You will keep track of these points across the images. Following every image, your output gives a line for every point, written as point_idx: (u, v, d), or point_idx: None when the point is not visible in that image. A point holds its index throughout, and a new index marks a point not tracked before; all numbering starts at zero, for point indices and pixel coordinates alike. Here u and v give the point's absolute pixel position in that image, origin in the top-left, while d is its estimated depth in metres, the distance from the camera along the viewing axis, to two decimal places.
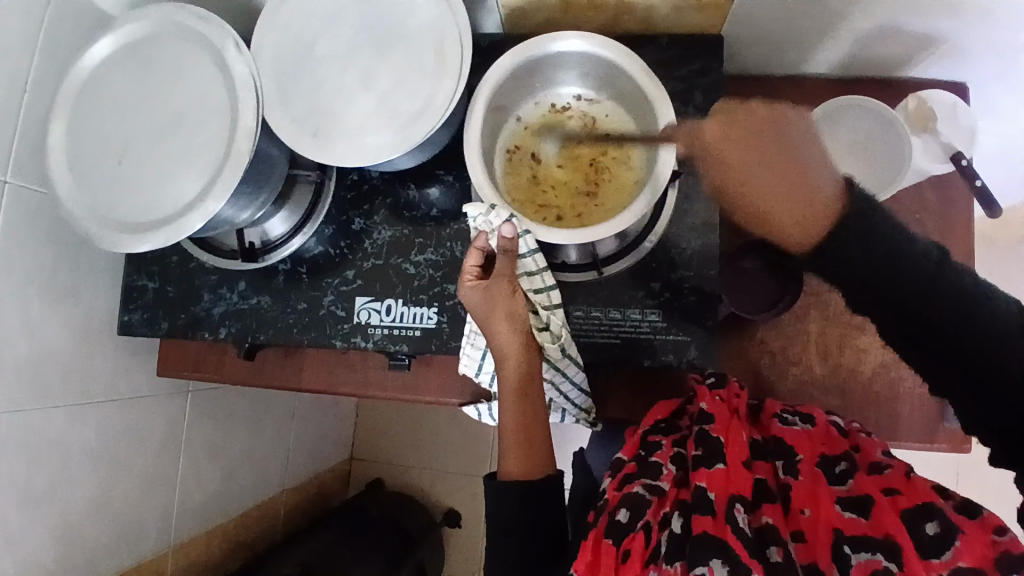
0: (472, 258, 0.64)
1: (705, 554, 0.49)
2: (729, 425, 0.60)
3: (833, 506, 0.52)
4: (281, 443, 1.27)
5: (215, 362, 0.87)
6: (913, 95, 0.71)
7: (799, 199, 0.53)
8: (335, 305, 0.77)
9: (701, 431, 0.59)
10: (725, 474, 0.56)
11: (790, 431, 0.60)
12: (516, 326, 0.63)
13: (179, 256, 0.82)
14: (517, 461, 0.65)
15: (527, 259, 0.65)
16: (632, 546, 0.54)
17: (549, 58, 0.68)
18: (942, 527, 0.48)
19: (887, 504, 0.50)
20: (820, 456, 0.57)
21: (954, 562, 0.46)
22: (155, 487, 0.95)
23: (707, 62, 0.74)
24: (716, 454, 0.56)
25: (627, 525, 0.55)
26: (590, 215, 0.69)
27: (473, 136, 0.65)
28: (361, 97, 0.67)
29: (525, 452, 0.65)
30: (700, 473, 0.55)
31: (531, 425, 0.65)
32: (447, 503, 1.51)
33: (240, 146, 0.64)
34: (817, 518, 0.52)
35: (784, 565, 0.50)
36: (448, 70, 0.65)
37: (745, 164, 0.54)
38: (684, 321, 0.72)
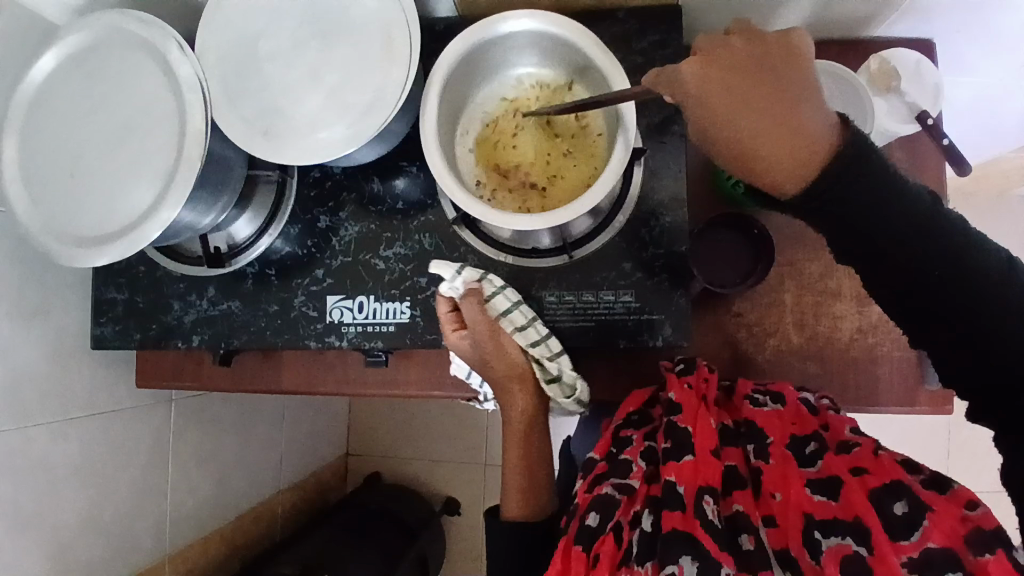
0: (443, 308, 0.68)
1: (673, 553, 0.49)
2: (697, 413, 0.58)
3: (802, 488, 0.52)
4: (274, 444, 1.27)
5: (192, 370, 0.86)
6: (875, 56, 0.69)
7: (800, 143, 0.48)
8: (306, 305, 0.76)
9: (669, 423, 0.58)
10: (693, 466, 0.55)
11: (761, 412, 0.59)
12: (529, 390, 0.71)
13: (146, 265, 0.81)
14: (518, 500, 0.69)
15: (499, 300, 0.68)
16: (602, 550, 0.55)
17: (501, 41, 0.66)
18: (909, 505, 0.48)
19: (855, 484, 0.50)
20: (791, 437, 0.57)
21: (923, 542, 0.46)
22: (145, 498, 0.95)
23: (667, 34, 0.72)
24: (683, 446, 0.56)
25: (596, 529, 0.56)
26: (552, 201, 0.68)
27: (428, 125, 0.64)
28: (311, 93, 0.65)
29: (528, 493, 0.70)
30: (669, 468, 0.55)
31: (531, 464, 0.71)
32: (446, 491, 1.52)
33: (191, 152, 0.63)
34: (788, 502, 0.52)
35: (756, 553, 0.51)
36: (399, 61, 0.63)
37: (745, 98, 0.49)
38: (657, 300, 0.71)
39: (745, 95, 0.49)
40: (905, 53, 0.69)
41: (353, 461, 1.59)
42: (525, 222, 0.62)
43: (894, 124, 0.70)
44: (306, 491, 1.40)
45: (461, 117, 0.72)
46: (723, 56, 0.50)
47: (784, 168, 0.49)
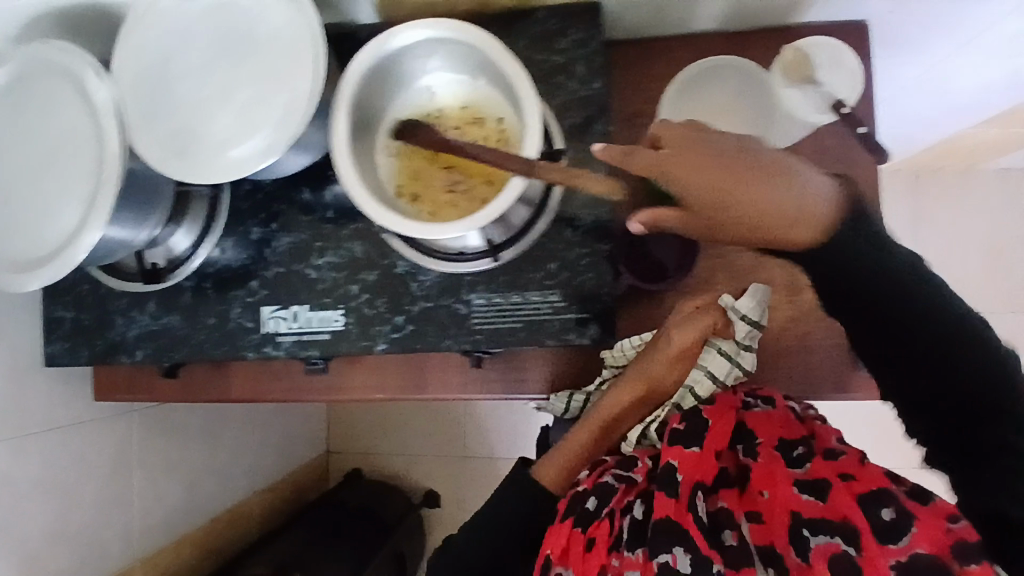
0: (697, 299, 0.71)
1: (664, 542, 0.52)
2: (724, 410, 0.59)
3: (790, 488, 0.53)
4: (246, 446, 1.30)
5: (145, 382, 0.88)
6: (789, 48, 0.67)
7: (802, 211, 0.50)
8: (243, 317, 0.77)
9: (691, 410, 0.59)
10: (696, 457, 0.56)
11: (753, 415, 0.60)
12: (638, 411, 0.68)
13: (90, 284, 0.82)
14: (559, 464, 0.66)
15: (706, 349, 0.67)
16: (596, 535, 0.57)
17: (408, 50, 0.65)
18: (895, 512, 0.48)
19: (842, 487, 0.51)
20: (779, 440, 0.57)
21: (910, 549, 0.47)
22: (114, 507, 0.98)
23: (587, 32, 0.72)
24: (692, 436, 0.57)
25: (594, 512, 0.58)
26: (453, 210, 0.69)
27: (340, 143, 0.63)
28: (225, 107, 0.63)
29: (571, 468, 0.66)
30: (671, 454, 0.56)
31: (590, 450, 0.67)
32: (426, 484, 1.56)
33: (109, 173, 0.64)
34: (774, 500, 0.53)
35: (737, 549, 0.52)
36: (303, 68, 0.62)
37: (725, 190, 0.50)
38: (582, 300, 0.72)
39: (722, 183, 0.50)
40: (822, 43, 0.66)
41: (333, 459, 1.61)
42: (433, 228, 0.63)
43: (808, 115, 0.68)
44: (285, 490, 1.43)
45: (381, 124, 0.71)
46: (681, 159, 0.50)
47: (795, 234, 0.51)
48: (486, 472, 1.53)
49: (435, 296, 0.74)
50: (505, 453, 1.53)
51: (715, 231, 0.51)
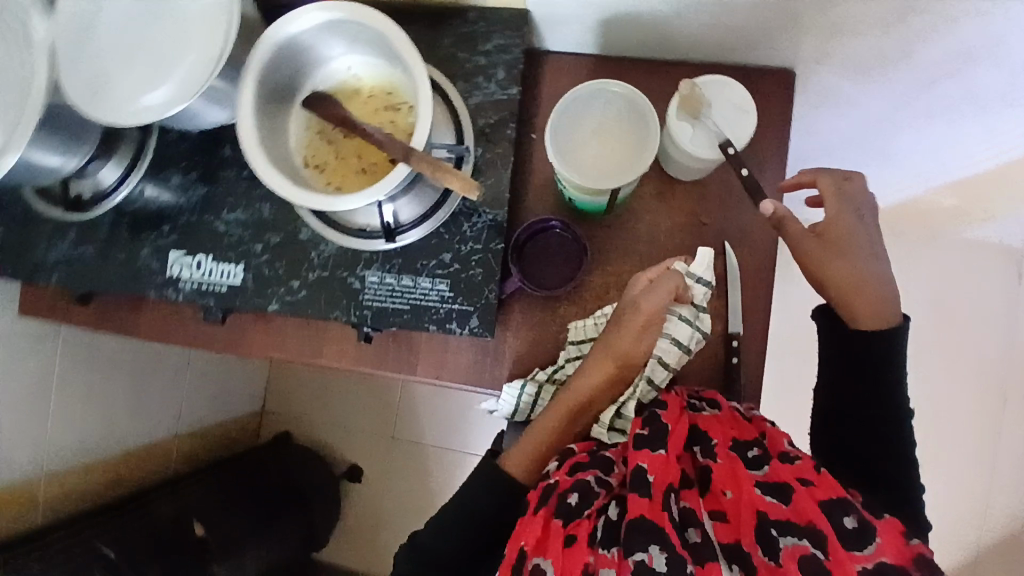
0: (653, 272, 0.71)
1: (642, 540, 0.52)
2: (678, 417, 0.63)
3: (754, 491, 0.56)
4: (177, 390, 1.34)
5: (62, 308, 0.91)
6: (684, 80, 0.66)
7: (882, 294, 0.65)
8: (151, 258, 0.81)
9: (650, 414, 0.62)
10: (664, 460, 0.58)
11: (704, 419, 0.64)
12: (609, 388, 0.69)
13: (20, 206, 0.86)
14: (526, 459, 0.70)
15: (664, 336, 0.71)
16: (576, 531, 0.57)
17: (321, 31, 0.66)
18: (858, 521, 0.52)
19: (805, 492, 0.54)
20: (732, 442, 0.62)
21: (878, 556, 0.50)
22: (26, 420, 1.02)
23: (511, 40, 0.74)
24: (655, 437, 0.60)
25: (574, 510, 0.59)
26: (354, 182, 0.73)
27: (245, 114, 0.65)
28: (143, 58, 0.67)
29: (537, 456, 0.70)
30: (642, 455, 0.58)
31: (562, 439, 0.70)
32: (352, 458, 1.59)
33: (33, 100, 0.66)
34: (741, 500, 0.56)
35: (703, 546, 0.53)
36: (213, 42, 0.65)
37: (841, 243, 0.65)
38: (468, 292, 0.74)
39: (836, 235, 0.66)
40: (713, 83, 0.67)
41: (269, 419, 1.65)
42: (323, 199, 0.64)
43: (698, 151, 0.67)
44: (211, 440, 1.47)
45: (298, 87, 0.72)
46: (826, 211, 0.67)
47: (870, 305, 0.65)
48: (413, 456, 1.57)
49: (331, 267, 0.77)
50: (434, 440, 1.56)
51: (815, 266, 0.66)
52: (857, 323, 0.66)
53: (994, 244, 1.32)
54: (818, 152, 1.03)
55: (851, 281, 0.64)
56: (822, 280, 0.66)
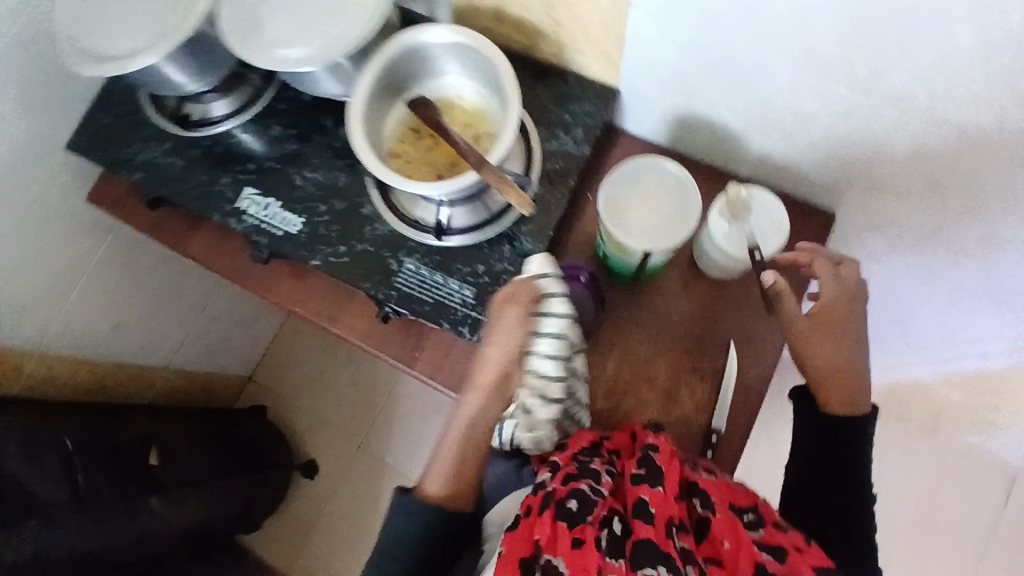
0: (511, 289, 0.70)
1: (651, 558, 0.56)
2: (671, 458, 0.66)
3: (751, 544, 0.60)
4: (186, 324, 1.39)
5: (128, 205, 0.99)
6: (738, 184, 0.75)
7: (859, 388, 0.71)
8: (227, 187, 0.89)
9: (649, 455, 0.65)
10: (664, 496, 0.61)
11: (702, 476, 0.67)
12: (501, 393, 0.72)
13: (134, 106, 0.96)
14: (439, 486, 0.73)
15: (540, 342, 0.71)
16: (583, 535, 0.58)
17: (444, 47, 0.77)
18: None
19: (795, 556, 0.59)
20: (729, 503, 0.65)
21: None
22: (48, 294, 1.08)
23: (597, 107, 0.85)
24: (657, 476, 0.63)
25: (576, 514, 0.60)
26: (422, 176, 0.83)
27: (360, 89, 0.75)
28: (290, 16, 0.77)
29: (448, 483, 0.72)
30: (644, 489, 0.62)
31: (465, 461, 0.73)
32: (312, 453, 1.62)
33: (187, 23, 0.77)
34: (737, 550, 0.59)
35: None
36: (357, 24, 0.76)
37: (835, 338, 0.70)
38: (488, 306, 0.81)
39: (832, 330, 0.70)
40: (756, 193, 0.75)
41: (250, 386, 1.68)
42: (396, 179, 0.73)
43: (729, 248, 0.75)
44: (194, 384, 1.50)
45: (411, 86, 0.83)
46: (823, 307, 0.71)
47: (849, 395, 0.71)
48: (371, 469, 1.59)
49: (378, 244, 0.85)
50: (396, 460, 1.58)
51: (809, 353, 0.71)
52: (829, 407, 0.72)
53: (973, 452, 1.36)
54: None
55: (841, 370, 0.70)
56: (808, 369, 0.72)
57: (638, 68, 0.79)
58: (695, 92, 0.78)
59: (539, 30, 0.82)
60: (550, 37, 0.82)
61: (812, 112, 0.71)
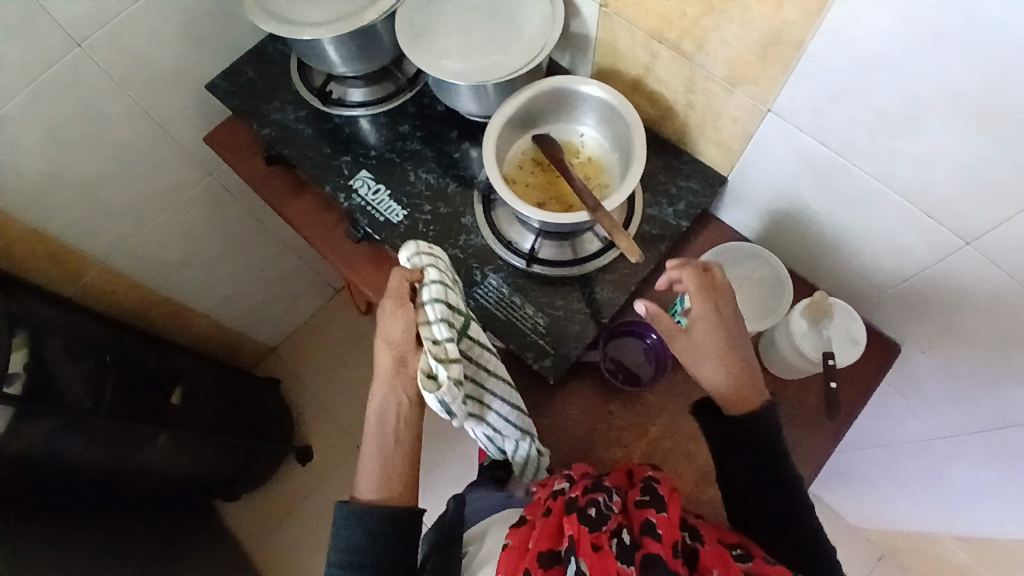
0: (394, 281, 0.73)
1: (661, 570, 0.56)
2: (671, 489, 0.67)
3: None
4: (236, 280, 1.43)
5: (245, 154, 1.05)
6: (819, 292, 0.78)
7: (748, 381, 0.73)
8: (346, 165, 0.95)
9: (650, 484, 0.66)
10: (670, 520, 0.61)
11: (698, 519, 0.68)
12: (384, 355, 0.72)
13: (280, 69, 1.02)
14: (376, 492, 0.72)
15: (427, 308, 0.71)
16: (600, 542, 0.58)
17: (586, 98, 0.84)
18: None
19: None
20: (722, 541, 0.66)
21: None
22: (134, 213, 1.11)
23: (703, 190, 0.90)
24: (660, 503, 0.63)
25: (595, 521, 0.60)
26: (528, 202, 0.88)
27: (503, 112, 0.82)
28: (460, 36, 0.85)
29: (381, 485, 0.72)
30: (652, 512, 0.62)
31: (393, 462, 0.73)
32: (309, 441, 1.63)
33: (366, 15, 0.84)
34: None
35: None
36: (522, 54, 0.82)
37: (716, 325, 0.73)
38: (557, 338, 0.84)
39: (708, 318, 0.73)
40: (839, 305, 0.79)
41: (270, 357, 1.70)
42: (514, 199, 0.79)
43: (805, 346, 0.77)
44: (224, 340, 1.52)
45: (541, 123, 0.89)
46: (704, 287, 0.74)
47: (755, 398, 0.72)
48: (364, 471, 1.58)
49: (469, 254, 0.89)
50: None
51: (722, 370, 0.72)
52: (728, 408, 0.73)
53: None
54: (869, 431, 1.13)
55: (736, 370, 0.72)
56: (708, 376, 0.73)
57: (754, 166, 0.84)
58: (801, 200, 0.83)
59: (671, 108, 0.88)
60: (679, 117, 0.88)
61: (912, 246, 0.76)
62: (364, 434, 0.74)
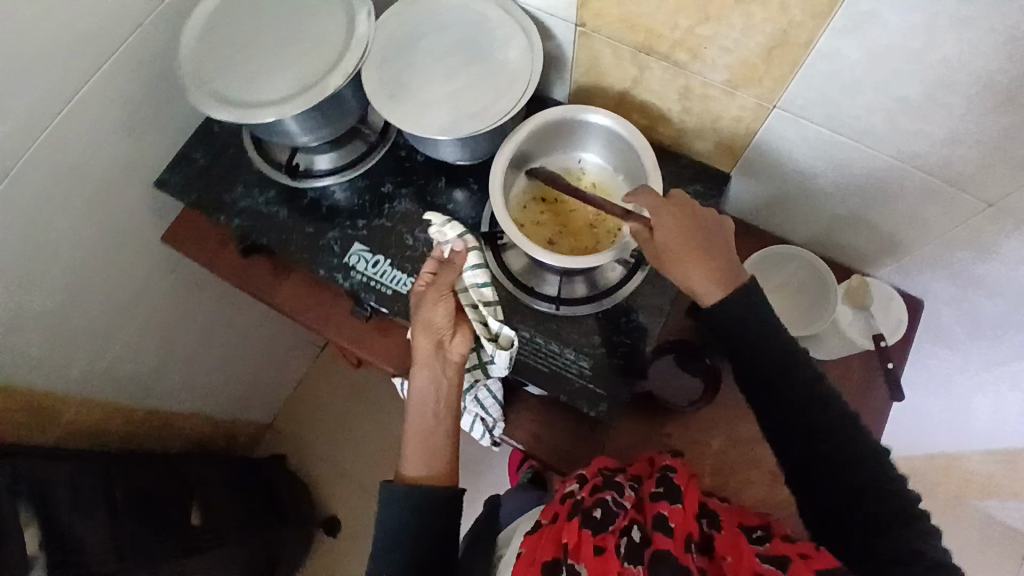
0: (428, 267, 0.77)
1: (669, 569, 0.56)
2: (689, 476, 0.67)
3: (753, 558, 0.58)
4: (220, 369, 1.32)
5: (212, 249, 0.95)
6: (860, 277, 0.79)
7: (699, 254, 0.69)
8: (335, 242, 0.88)
9: (666, 474, 0.67)
10: (682, 511, 0.62)
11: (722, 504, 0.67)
12: (429, 338, 0.76)
13: (235, 148, 0.93)
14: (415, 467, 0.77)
15: (467, 275, 0.78)
16: (604, 544, 0.60)
17: (584, 124, 0.80)
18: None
19: (801, 564, 0.56)
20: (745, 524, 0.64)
21: None
22: (99, 334, 1.01)
23: (712, 191, 0.87)
24: (674, 494, 0.64)
25: (600, 523, 0.62)
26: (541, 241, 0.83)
27: (502, 157, 0.78)
28: (436, 84, 0.79)
29: (420, 456, 0.77)
30: (662, 505, 0.62)
31: (429, 434, 0.78)
32: (332, 510, 1.54)
33: (331, 81, 0.78)
34: (742, 564, 0.58)
35: None
36: (509, 91, 0.77)
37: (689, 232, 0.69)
38: (606, 378, 0.80)
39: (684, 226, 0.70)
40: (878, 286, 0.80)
41: (270, 433, 1.60)
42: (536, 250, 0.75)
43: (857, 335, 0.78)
44: (219, 431, 1.43)
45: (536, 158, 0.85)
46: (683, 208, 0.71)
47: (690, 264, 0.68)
48: None
49: None
50: None
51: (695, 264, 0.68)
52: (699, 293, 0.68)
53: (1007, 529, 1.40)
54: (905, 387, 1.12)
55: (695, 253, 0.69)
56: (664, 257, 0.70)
57: (761, 160, 0.82)
58: (813, 185, 0.82)
59: (665, 115, 0.84)
60: (675, 123, 0.85)
61: (934, 213, 0.76)
62: (406, 427, 0.79)
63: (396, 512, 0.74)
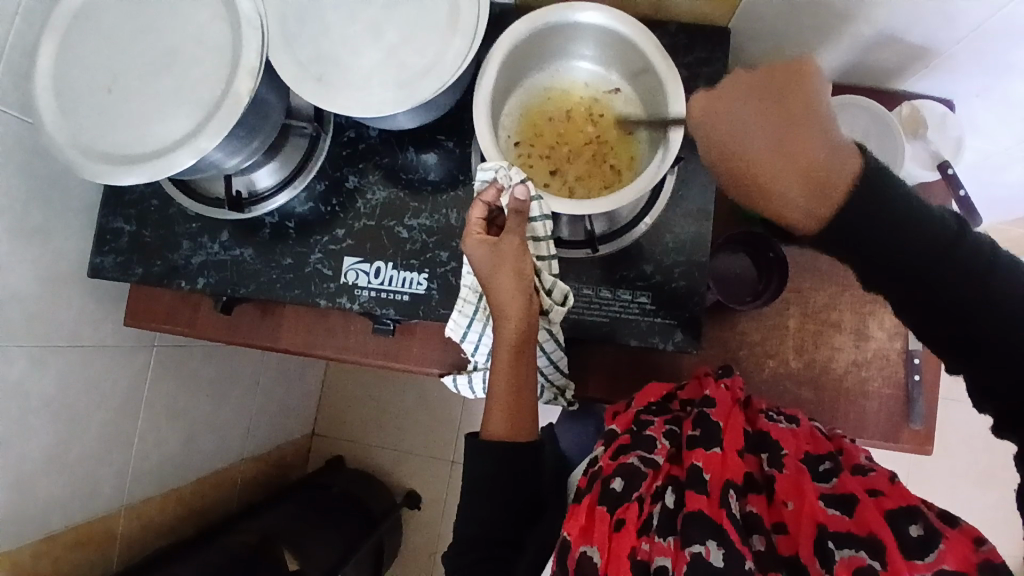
0: (476, 212, 0.61)
1: (702, 533, 0.51)
2: (730, 411, 0.62)
3: (816, 501, 0.53)
4: (243, 410, 1.24)
5: (188, 315, 0.83)
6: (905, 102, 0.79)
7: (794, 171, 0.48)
8: (321, 263, 0.75)
9: (703, 413, 0.61)
10: (720, 458, 0.57)
11: (775, 427, 0.61)
12: (521, 287, 0.60)
13: (160, 200, 0.78)
14: (501, 420, 0.63)
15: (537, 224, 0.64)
16: (626, 515, 0.56)
17: (564, 27, 0.66)
18: (925, 528, 0.49)
19: (871, 503, 0.52)
20: (805, 453, 0.58)
21: (937, 564, 0.48)
22: (112, 443, 0.91)
23: (713, 52, 0.74)
24: (714, 437, 0.58)
25: (621, 494, 0.58)
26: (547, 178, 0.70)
27: (484, 89, 0.63)
28: (367, 48, 0.65)
29: (511, 415, 0.62)
30: (699, 454, 0.57)
31: (520, 385, 0.62)
32: (409, 483, 1.48)
33: (239, 86, 0.62)
34: (800, 510, 0.54)
35: (765, 555, 0.53)
36: (458, 27, 0.64)
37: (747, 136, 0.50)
38: (672, 305, 0.72)
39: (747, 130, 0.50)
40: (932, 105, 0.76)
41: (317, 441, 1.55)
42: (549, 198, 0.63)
43: (918, 166, 0.75)
44: (269, 463, 1.37)
45: (525, 79, 0.72)
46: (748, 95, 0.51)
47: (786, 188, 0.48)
48: None
49: None
50: None
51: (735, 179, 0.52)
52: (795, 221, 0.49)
53: None
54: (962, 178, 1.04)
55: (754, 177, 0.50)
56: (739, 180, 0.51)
57: None
58: (829, 12, 0.69)
59: None
60: None
61: None
62: (493, 362, 0.62)
63: (492, 486, 0.62)
